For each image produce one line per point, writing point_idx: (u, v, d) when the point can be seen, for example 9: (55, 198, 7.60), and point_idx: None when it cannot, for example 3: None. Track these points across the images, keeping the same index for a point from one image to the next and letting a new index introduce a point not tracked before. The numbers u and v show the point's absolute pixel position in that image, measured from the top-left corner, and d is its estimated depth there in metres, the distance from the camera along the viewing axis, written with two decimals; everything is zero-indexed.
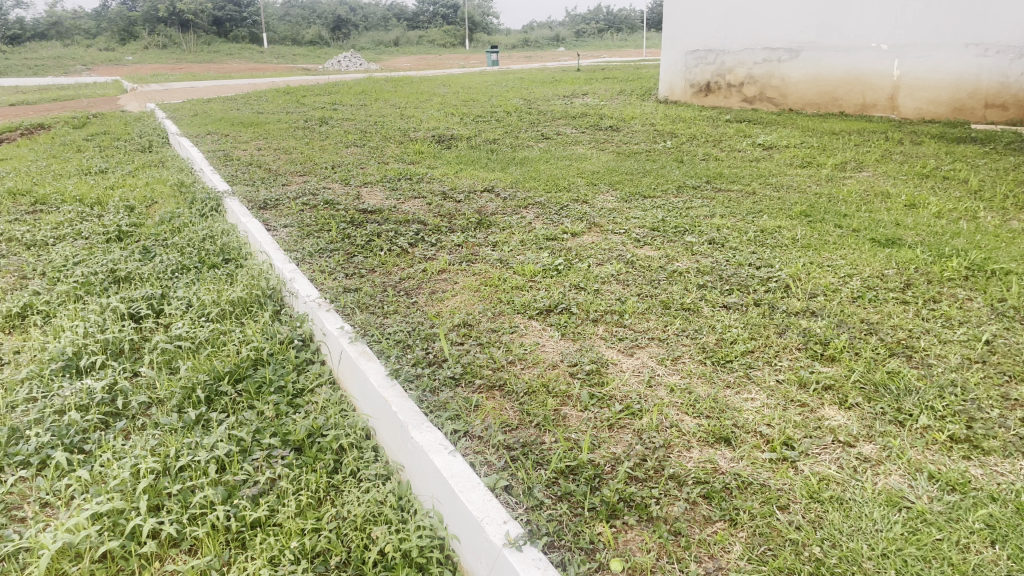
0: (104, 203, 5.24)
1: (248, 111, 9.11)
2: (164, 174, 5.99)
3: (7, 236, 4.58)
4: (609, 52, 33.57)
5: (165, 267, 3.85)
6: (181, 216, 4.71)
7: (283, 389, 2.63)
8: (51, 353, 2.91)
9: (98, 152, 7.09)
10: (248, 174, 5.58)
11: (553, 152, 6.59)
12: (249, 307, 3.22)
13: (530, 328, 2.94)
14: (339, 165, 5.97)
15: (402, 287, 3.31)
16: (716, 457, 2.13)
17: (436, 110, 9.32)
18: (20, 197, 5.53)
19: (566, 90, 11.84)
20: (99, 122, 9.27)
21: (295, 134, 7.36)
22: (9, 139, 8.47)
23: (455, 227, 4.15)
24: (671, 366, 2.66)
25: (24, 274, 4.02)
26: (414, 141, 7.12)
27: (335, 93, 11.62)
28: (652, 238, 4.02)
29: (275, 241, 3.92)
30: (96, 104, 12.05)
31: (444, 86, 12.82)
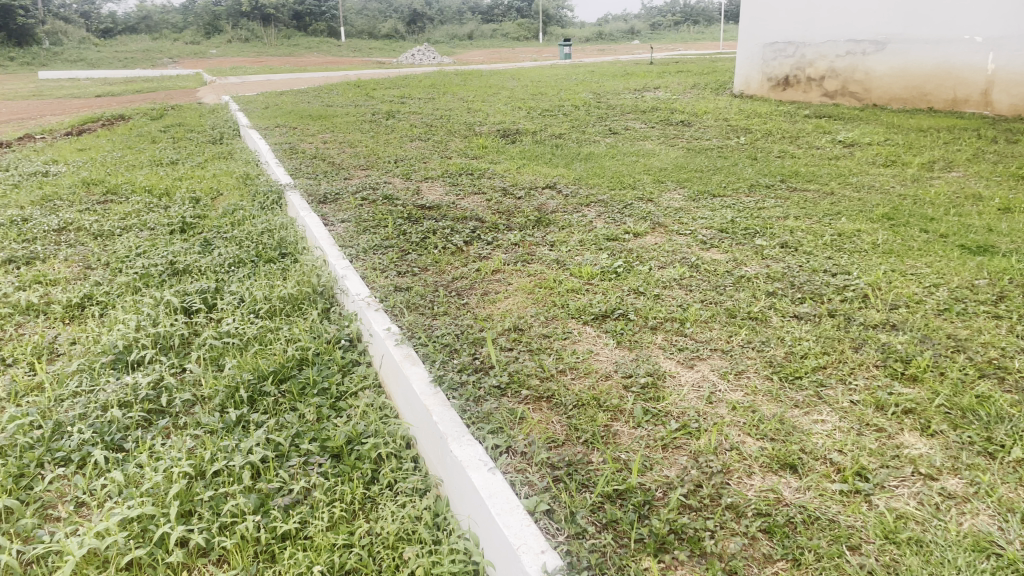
0: (172, 194, 5.31)
1: (318, 104, 9.19)
2: (231, 166, 6.05)
3: (76, 226, 4.68)
4: (686, 46, 32.85)
5: (223, 260, 3.85)
6: (243, 209, 4.72)
7: (326, 391, 2.56)
8: (103, 346, 2.91)
9: (172, 143, 7.24)
10: (311, 167, 5.57)
11: (620, 148, 6.39)
12: (300, 304, 3.16)
13: (584, 335, 2.79)
14: (402, 159, 5.92)
15: (454, 288, 3.21)
16: (779, 486, 1.95)
17: (504, 104, 9.21)
18: (94, 187, 5.66)
19: (638, 84, 11.58)
20: (176, 114, 9.50)
21: (361, 127, 7.36)
22: (90, 129, 8.75)
23: (513, 225, 4.02)
24: (734, 381, 2.48)
25: (89, 264, 4.08)
26: (479, 135, 7.02)
27: (404, 86, 11.64)
28: (719, 240, 3.82)
29: (332, 235, 3.88)
30: (175, 96, 12.39)
31: (514, 79, 12.70)
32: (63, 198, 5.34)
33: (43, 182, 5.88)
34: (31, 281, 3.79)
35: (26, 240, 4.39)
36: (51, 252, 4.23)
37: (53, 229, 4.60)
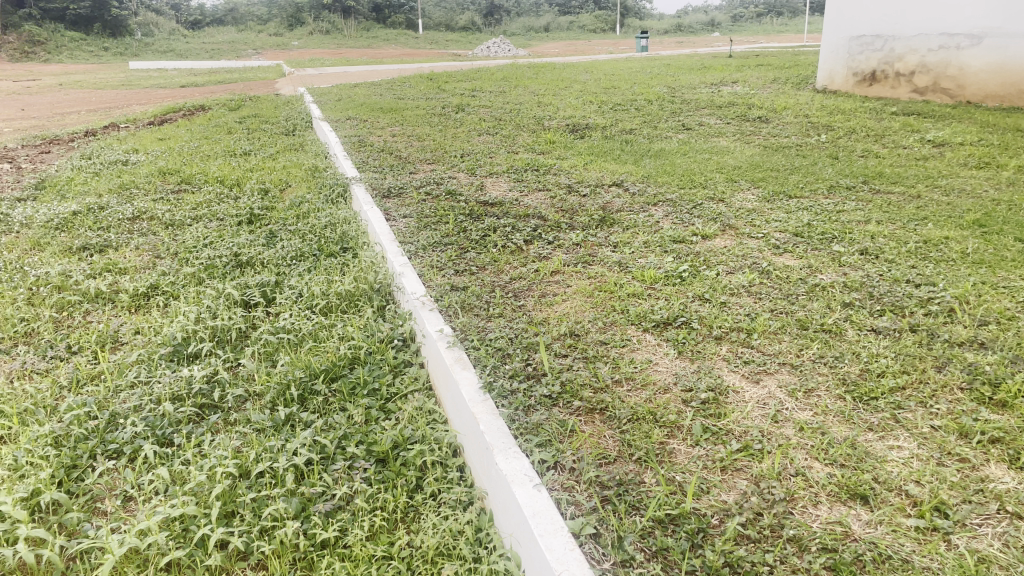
0: (242, 185, 5.39)
1: (390, 96, 9.24)
2: (301, 158, 6.12)
3: (149, 215, 4.79)
4: (769, 38, 31.94)
5: (285, 252, 3.86)
6: (309, 202, 4.75)
7: (376, 392, 2.51)
8: (163, 338, 2.95)
9: (247, 134, 7.38)
10: (378, 160, 5.58)
11: (693, 144, 6.20)
12: (356, 301, 3.14)
13: (644, 343, 2.67)
14: (468, 154, 5.87)
15: (511, 289, 3.13)
16: (848, 519, 1.80)
17: (574, 98, 9.07)
18: (169, 176, 5.80)
19: (715, 77, 11.27)
20: (253, 105, 9.70)
21: (430, 120, 7.35)
22: (172, 119, 9.01)
23: (576, 224, 3.92)
24: (802, 400, 2.33)
25: (158, 253, 4.16)
26: (548, 130, 6.93)
27: (477, 79, 11.61)
28: (793, 244, 3.63)
29: (392, 231, 3.85)
30: (254, 88, 12.67)
31: (587, 72, 12.54)
32: (139, 187, 5.48)
33: (123, 171, 6.06)
34: (103, 270, 3.88)
35: (101, 228, 4.52)
36: (123, 241, 4.34)
37: (127, 218, 4.72)
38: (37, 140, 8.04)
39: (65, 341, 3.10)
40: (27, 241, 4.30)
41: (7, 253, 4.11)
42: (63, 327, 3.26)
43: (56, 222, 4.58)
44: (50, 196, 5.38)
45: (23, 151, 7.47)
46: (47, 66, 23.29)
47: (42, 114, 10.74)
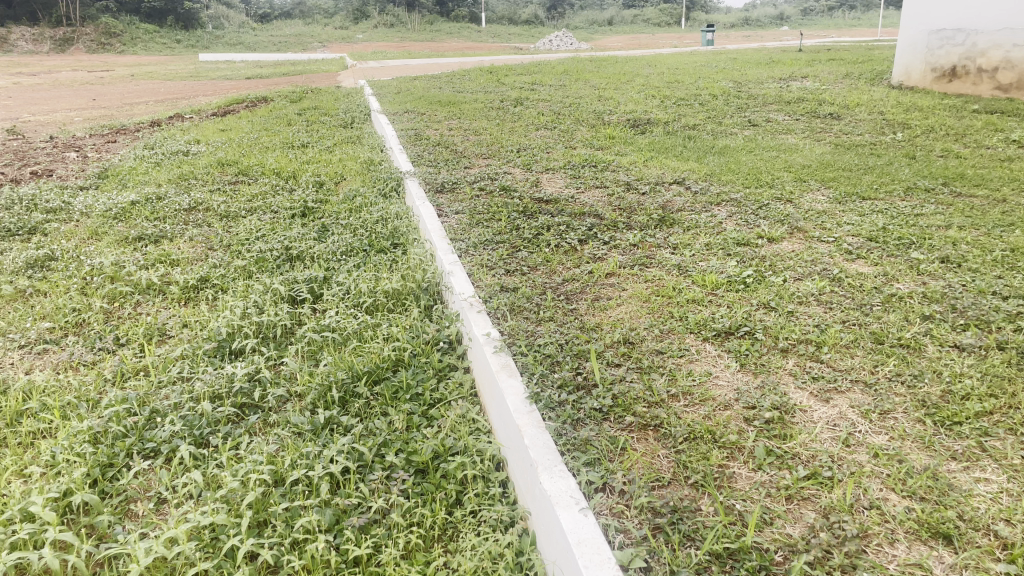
0: (298, 177, 5.38)
1: (449, 90, 9.17)
2: (357, 151, 6.08)
3: (205, 206, 4.80)
4: (840, 33, 30.93)
5: (336, 247, 3.80)
6: (362, 196, 4.69)
7: (419, 397, 2.41)
8: (209, 333, 2.90)
9: (306, 126, 7.40)
10: (433, 154, 5.49)
11: (759, 141, 5.95)
12: (403, 300, 3.04)
13: (703, 354, 2.51)
14: (525, 149, 5.74)
15: (563, 291, 3.00)
16: (929, 561, 1.62)
17: (636, 92, 8.86)
18: (227, 168, 5.82)
19: (784, 72, 10.88)
20: (313, 97, 9.75)
21: (488, 114, 7.24)
22: (235, 110, 9.12)
23: (634, 224, 3.76)
24: (877, 422, 2.13)
25: (211, 245, 4.15)
26: (608, 125, 6.75)
27: (537, 72, 11.46)
28: (866, 250, 3.40)
29: (444, 227, 3.75)
30: (316, 80, 12.76)
31: (650, 66, 12.27)
32: (197, 178, 5.51)
33: (183, 162, 6.12)
34: (156, 261, 3.88)
35: (158, 219, 4.53)
36: (178, 232, 4.34)
37: (184, 208, 4.73)
38: (105, 130, 8.20)
39: (114, 333, 3.09)
40: (86, 230, 4.35)
41: (66, 241, 4.15)
42: (113, 318, 3.26)
43: (115, 211, 4.62)
44: (111, 185, 5.45)
45: (91, 140, 7.63)
46: (121, 57, 24.00)
47: (112, 104, 11.00)
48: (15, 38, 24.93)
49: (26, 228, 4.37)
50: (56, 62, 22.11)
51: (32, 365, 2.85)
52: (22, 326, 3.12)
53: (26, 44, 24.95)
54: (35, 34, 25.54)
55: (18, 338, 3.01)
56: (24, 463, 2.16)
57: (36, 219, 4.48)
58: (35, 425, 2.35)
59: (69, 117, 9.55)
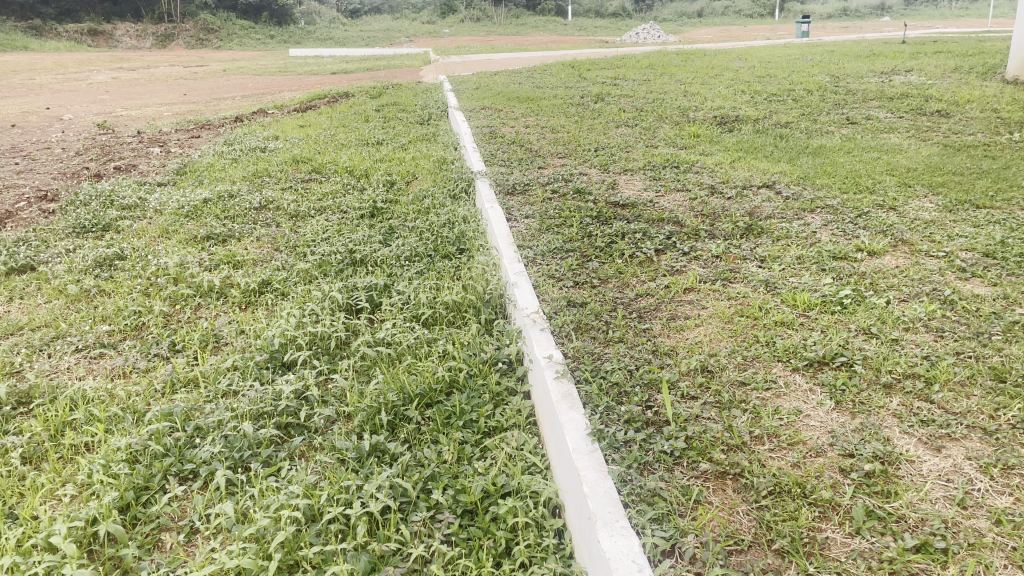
0: (369, 176, 5.28)
1: (529, 85, 8.96)
2: (431, 149, 5.94)
3: (275, 204, 4.74)
4: (946, 24, 29.26)
5: (400, 252, 3.65)
6: (432, 197, 4.55)
7: (473, 425, 2.21)
8: (262, 343, 2.78)
9: (383, 122, 7.32)
10: (507, 153, 5.31)
11: (858, 141, 5.52)
12: (464, 313, 2.85)
13: (792, 388, 2.23)
14: (603, 148, 5.48)
15: (637, 308, 2.75)
16: None
17: (724, 87, 8.45)
18: (301, 165, 5.78)
19: (886, 66, 10.23)
20: (393, 92, 9.72)
21: (567, 111, 7.01)
22: (316, 106, 9.16)
23: (717, 232, 3.47)
24: (1000, 479, 1.81)
25: (277, 246, 4.07)
26: (693, 122, 6.42)
27: (621, 66, 11.14)
28: (983, 267, 3.01)
29: (512, 233, 3.55)
30: (397, 75, 12.77)
31: (740, 59, 11.77)
32: (271, 175, 5.48)
33: (260, 158, 6.12)
34: (221, 262, 3.82)
35: (228, 218, 4.49)
36: (247, 232, 4.29)
37: (254, 207, 4.68)
38: (191, 125, 8.36)
39: (171, 338, 3.02)
40: (157, 228, 4.34)
41: (137, 240, 4.14)
42: (172, 323, 3.19)
43: (187, 209, 4.61)
44: (188, 182, 5.48)
45: (176, 135, 7.77)
46: (217, 53, 24.78)
47: (202, 99, 11.24)
48: (121, 35, 26.09)
49: (101, 225, 4.40)
50: (157, 57, 23.00)
51: (86, 371, 2.79)
52: (82, 329, 3.09)
53: (130, 40, 26.06)
54: (138, 31, 26.65)
55: (76, 342, 2.97)
56: (60, 481, 2.07)
57: (111, 216, 4.50)
58: (78, 438, 2.27)
59: (160, 112, 9.80)
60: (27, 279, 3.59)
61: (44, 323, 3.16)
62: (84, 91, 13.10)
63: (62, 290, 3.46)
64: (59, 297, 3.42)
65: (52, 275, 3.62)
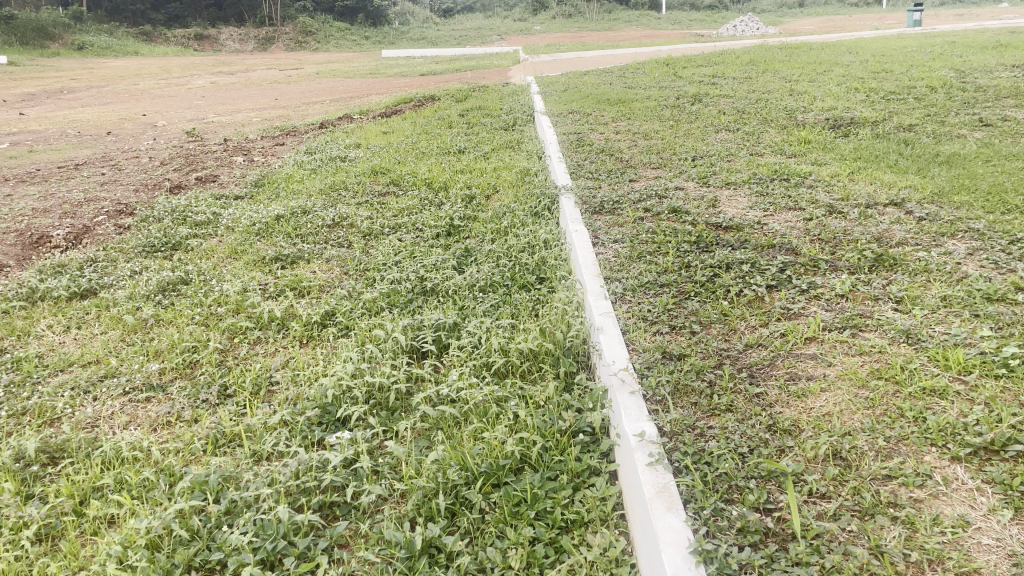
0: (448, 188, 4.97)
1: (621, 86, 8.52)
2: (515, 158, 5.60)
3: (349, 221, 4.48)
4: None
5: (475, 280, 3.31)
6: (512, 215, 4.20)
7: (547, 517, 1.83)
8: (315, 393, 2.48)
9: (467, 128, 7.04)
10: (596, 165, 4.90)
11: (998, 146, 4.84)
12: (541, 364, 2.48)
13: (953, 487, 1.73)
14: (701, 157, 5.00)
15: (747, 365, 2.30)
16: None
17: (834, 85, 7.78)
18: (380, 176, 5.52)
19: (1020, 57, 9.26)
20: (479, 95, 9.43)
21: (661, 114, 6.54)
22: (401, 111, 8.97)
23: (840, 264, 2.97)
24: None
25: (346, 270, 3.79)
26: (801, 125, 5.85)
27: (718, 63, 10.53)
28: None
29: (599, 262, 3.16)
30: (484, 77, 12.50)
31: (850, 53, 10.97)
32: (349, 187, 5.24)
33: (339, 168, 5.91)
34: (286, 288, 3.56)
35: (298, 236, 4.26)
36: (316, 252, 4.04)
37: (326, 224, 4.44)
38: (277, 132, 8.28)
39: (223, 379, 2.77)
40: (226, 248, 4.14)
41: (204, 261, 3.94)
42: (227, 360, 2.94)
43: (258, 226, 4.40)
44: (265, 194, 5.30)
45: (261, 142, 7.70)
46: (313, 55, 25.22)
47: (292, 104, 11.26)
48: (225, 39, 26.86)
49: (170, 244, 4.24)
50: (257, 60, 23.53)
51: (129, 420, 2.56)
52: (132, 367, 2.87)
53: (233, 44, 26.80)
54: (241, 34, 27.39)
55: (122, 382, 2.75)
56: (74, 567, 1.81)
57: (182, 233, 4.34)
58: (103, 510, 2.02)
59: (250, 117, 9.82)
60: (87, 306, 3.42)
61: (95, 358, 2.96)
62: (183, 97, 13.37)
63: (120, 318, 3.27)
64: (116, 326, 3.23)
65: (113, 301, 3.44)
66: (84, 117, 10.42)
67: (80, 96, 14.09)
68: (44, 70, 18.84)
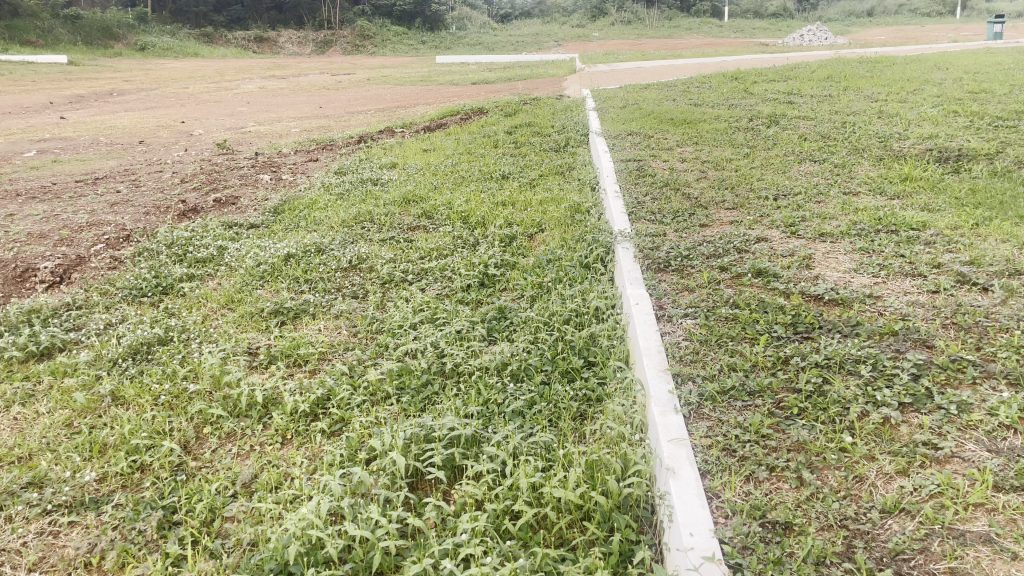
0: (487, 225, 4.32)
1: (685, 103, 7.77)
2: (565, 188, 4.92)
3: (367, 263, 3.86)
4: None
5: (505, 362, 2.63)
6: (559, 266, 3.52)
7: None
8: (275, 542, 1.82)
9: (514, 149, 6.38)
10: (658, 203, 4.19)
11: None
12: (586, 519, 1.78)
13: None
14: (785, 196, 4.24)
15: (889, 552, 1.56)
16: None
17: (928, 107, 6.91)
18: (412, 206, 4.89)
19: None
20: (530, 109, 8.77)
21: (733, 138, 5.79)
22: (446, 125, 8.37)
23: (995, 369, 2.20)
24: None
25: (354, 331, 3.15)
26: (900, 157, 5.03)
27: (791, 78, 9.70)
28: None
29: (664, 348, 2.46)
30: (538, 87, 11.84)
31: (940, 68, 10.00)
32: (374, 219, 4.63)
33: (369, 193, 5.30)
34: (279, 357, 2.93)
35: (307, 283, 3.64)
36: (324, 305, 3.40)
37: (341, 267, 3.81)
38: (312, 146, 7.74)
39: (174, 497, 2.14)
40: (220, 295, 3.53)
41: (191, 314, 3.34)
42: (185, 464, 2.32)
43: (262, 267, 3.79)
44: (281, 224, 4.71)
45: (293, 158, 7.17)
46: (367, 58, 24.93)
47: (335, 112, 10.78)
48: (284, 42, 26.71)
49: (160, 288, 3.66)
50: (312, 63, 23.24)
51: (39, 559, 1.94)
52: (63, 470, 2.26)
53: (291, 46, 26.62)
54: (298, 37, 27.28)
55: (45, 495, 2.14)
56: None
57: (175, 274, 3.75)
58: None
59: (289, 127, 9.34)
60: (39, 372, 2.84)
61: (25, 452, 2.36)
62: (228, 102, 12.99)
63: (71, 392, 2.68)
64: (64, 403, 2.63)
65: (71, 367, 2.86)
66: (123, 124, 10.07)
67: (128, 100, 13.84)
68: (101, 71, 18.79)
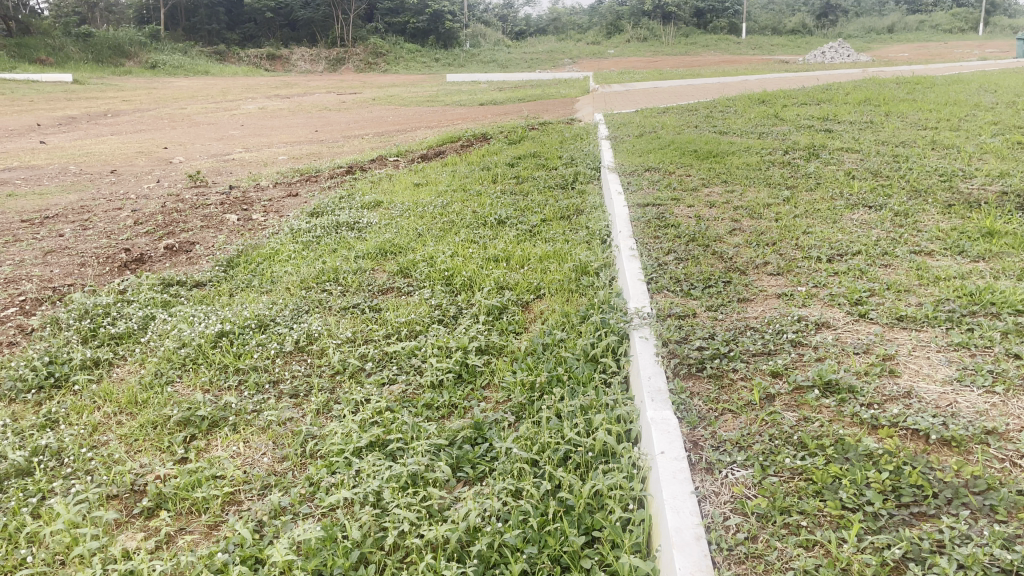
0: (473, 289, 3.54)
1: (708, 131, 6.99)
2: (572, 238, 4.13)
3: (319, 343, 3.08)
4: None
5: (470, 534, 1.82)
6: (559, 358, 2.72)
7: None
8: None
9: (516, 184, 5.62)
10: (684, 267, 3.39)
11: None
12: None
13: None
14: (842, 257, 3.43)
15: None
16: None
17: (988, 137, 6.08)
18: (388, 261, 4.12)
19: None
20: (538, 136, 8.02)
21: (768, 176, 5.00)
22: (445, 154, 7.63)
23: None
24: None
25: (282, 456, 2.36)
26: (972, 203, 4.21)
27: (824, 100, 8.91)
28: None
29: (705, 534, 1.66)
30: (548, 110, 11.10)
31: (988, 90, 9.15)
32: (341, 277, 3.87)
33: (343, 241, 4.54)
34: (170, 503, 2.14)
35: (238, 376, 2.85)
36: (250, 412, 2.61)
37: (283, 350, 3.03)
38: (296, 177, 7.01)
39: None
40: (123, 393, 2.75)
41: (76, 423, 2.56)
42: None
43: (185, 351, 3.01)
44: (231, 282, 3.94)
45: (271, 192, 6.45)
46: (377, 77, 24.37)
47: (331, 137, 10.08)
48: (295, 59, 26.21)
49: (50, 380, 2.88)
50: (321, 82, 22.70)
51: None
52: None
53: (302, 63, 26.14)
54: (308, 54, 26.81)
55: None
56: None
57: (73, 360, 2.98)
58: None
59: (277, 155, 8.63)
60: None
61: None
62: (222, 124, 12.36)
63: None
64: None
65: None
66: (102, 149, 9.40)
67: (122, 121, 13.23)
68: (104, 89, 18.26)
